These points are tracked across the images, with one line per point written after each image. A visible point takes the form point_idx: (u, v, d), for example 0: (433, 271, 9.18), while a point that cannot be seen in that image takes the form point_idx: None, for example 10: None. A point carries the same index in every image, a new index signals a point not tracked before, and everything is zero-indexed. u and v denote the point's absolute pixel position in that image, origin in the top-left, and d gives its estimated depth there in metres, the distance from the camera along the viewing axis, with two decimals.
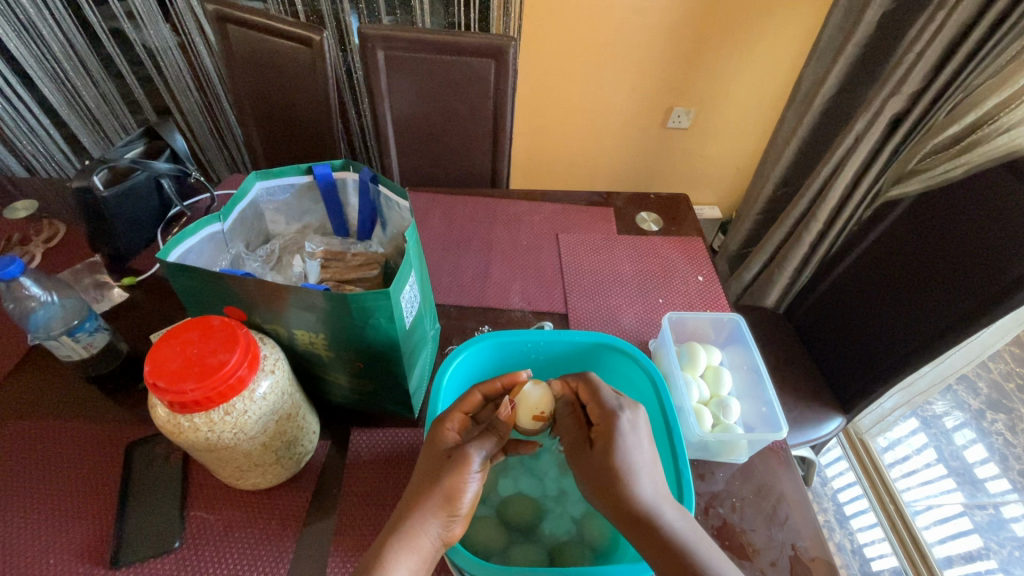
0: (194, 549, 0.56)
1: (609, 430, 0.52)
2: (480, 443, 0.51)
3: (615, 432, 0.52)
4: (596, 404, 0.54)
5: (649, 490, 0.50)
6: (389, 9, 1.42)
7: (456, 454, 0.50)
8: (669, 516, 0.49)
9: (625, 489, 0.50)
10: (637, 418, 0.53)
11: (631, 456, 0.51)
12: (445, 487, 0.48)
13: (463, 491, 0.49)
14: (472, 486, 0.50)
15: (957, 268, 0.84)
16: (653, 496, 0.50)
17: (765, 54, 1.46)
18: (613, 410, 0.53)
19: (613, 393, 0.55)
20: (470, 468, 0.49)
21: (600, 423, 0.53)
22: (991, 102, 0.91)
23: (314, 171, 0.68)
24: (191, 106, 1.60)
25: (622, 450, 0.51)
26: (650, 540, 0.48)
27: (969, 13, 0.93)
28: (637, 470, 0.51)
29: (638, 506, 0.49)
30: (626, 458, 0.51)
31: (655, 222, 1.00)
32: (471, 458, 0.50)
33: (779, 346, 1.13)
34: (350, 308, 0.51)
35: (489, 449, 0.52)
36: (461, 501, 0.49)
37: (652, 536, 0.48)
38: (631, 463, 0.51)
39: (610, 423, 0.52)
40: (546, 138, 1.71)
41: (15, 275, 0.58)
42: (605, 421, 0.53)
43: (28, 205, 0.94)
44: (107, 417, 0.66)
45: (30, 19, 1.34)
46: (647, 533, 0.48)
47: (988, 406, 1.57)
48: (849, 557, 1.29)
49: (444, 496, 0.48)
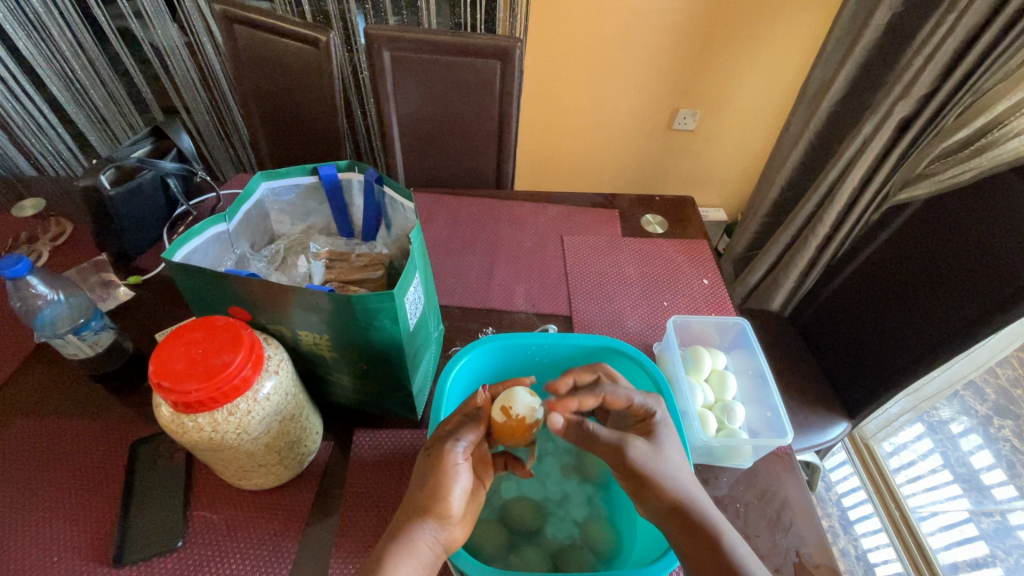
0: (196, 548, 0.56)
1: (652, 426, 0.53)
2: (462, 433, 0.51)
3: (657, 426, 0.53)
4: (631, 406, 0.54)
5: (691, 483, 0.51)
6: (395, 10, 1.42)
7: (436, 453, 0.50)
8: (710, 509, 0.50)
9: (673, 483, 0.50)
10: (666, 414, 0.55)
11: (673, 451, 0.52)
12: (430, 480, 0.48)
13: (448, 488, 0.48)
14: (457, 484, 0.49)
15: (965, 273, 0.83)
16: (695, 487, 0.51)
17: (771, 56, 1.46)
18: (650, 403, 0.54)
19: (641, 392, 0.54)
20: (448, 459, 0.49)
21: (639, 423, 0.54)
22: (1002, 106, 0.90)
23: (319, 172, 0.68)
24: (198, 105, 1.61)
25: (668, 445, 0.52)
26: (696, 531, 0.49)
27: (980, 15, 0.92)
28: (680, 464, 0.52)
29: (687, 499, 0.50)
30: (671, 453, 0.52)
31: (660, 224, 0.99)
32: (449, 447, 0.49)
33: (784, 351, 1.13)
34: (354, 309, 0.51)
35: (471, 439, 0.51)
36: (444, 497, 0.48)
37: (698, 528, 0.49)
38: (675, 457, 0.52)
39: (653, 420, 0.53)
40: (551, 140, 1.70)
41: (21, 274, 0.58)
42: (645, 418, 0.54)
43: (36, 203, 0.94)
44: (110, 416, 0.66)
45: (39, 18, 1.35)
46: (691, 523, 0.49)
47: (995, 412, 1.56)
48: (854, 563, 1.28)
49: (429, 498, 0.48)
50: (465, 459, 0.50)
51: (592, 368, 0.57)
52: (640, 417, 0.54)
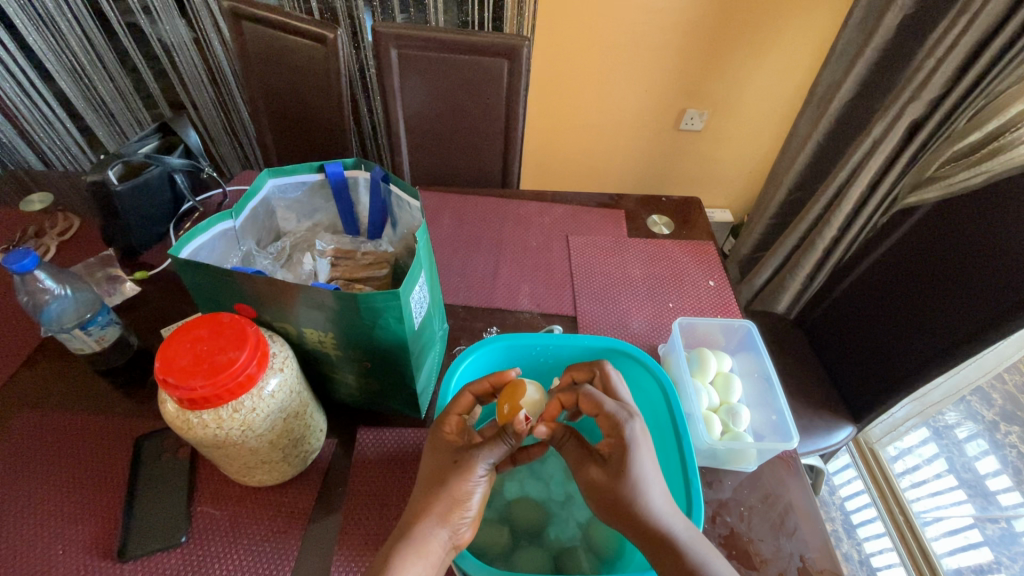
0: (201, 544, 0.56)
1: (621, 447, 0.50)
2: (490, 451, 0.50)
3: (626, 450, 0.50)
4: (601, 416, 0.52)
5: (659, 501, 0.49)
6: (403, 8, 1.42)
7: (463, 462, 0.49)
8: (676, 527, 0.49)
9: (636, 505, 0.49)
10: (643, 432, 0.51)
11: (641, 469, 0.49)
12: (451, 491, 0.48)
13: (470, 495, 0.49)
14: (477, 489, 0.50)
15: (976, 280, 0.82)
16: (663, 507, 0.49)
17: (781, 55, 1.44)
18: (622, 421, 0.51)
19: (613, 403, 0.52)
20: (475, 473, 0.49)
21: (609, 440, 0.52)
22: (1014, 110, 0.88)
23: (325, 169, 0.68)
24: (205, 101, 1.61)
25: (636, 468, 0.49)
26: (661, 553, 0.48)
27: (992, 19, 0.91)
28: (647, 483, 0.49)
29: (648, 521, 0.48)
30: (636, 473, 0.49)
31: (666, 225, 0.99)
32: (477, 464, 0.49)
33: (790, 354, 1.12)
34: (359, 308, 0.51)
35: (501, 454, 0.51)
36: (468, 505, 0.49)
37: (662, 549, 0.48)
38: (641, 478, 0.49)
39: (620, 441, 0.50)
40: (557, 138, 1.70)
41: (29, 268, 0.59)
42: (613, 438, 0.51)
43: (44, 198, 0.95)
44: (117, 411, 0.66)
45: (49, 14, 1.36)
46: (656, 544, 0.48)
47: (1002, 417, 1.53)
48: (857, 567, 1.29)
49: (450, 500, 0.48)
50: (487, 472, 0.50)
51: (575, 389, 0.56)
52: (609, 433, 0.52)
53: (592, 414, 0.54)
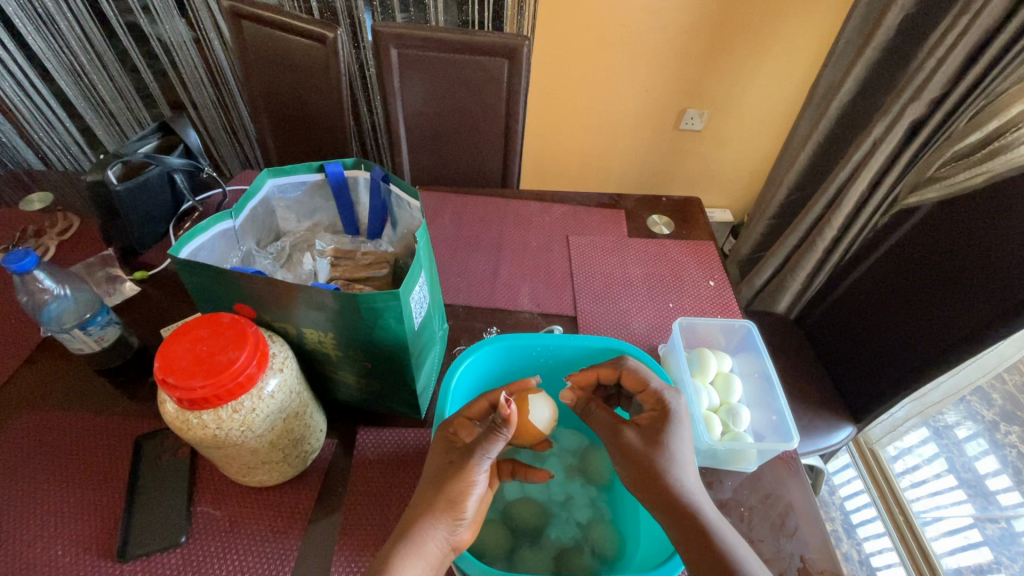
0: (201, 544, 0.56)
1: (663, 418, 0.53)
2: (488, 446, 0.49)
3: (668, 420, 0.53)
4: (647, 392, 0.55)
5: (690, 479, 0.51)
6: (403, 7, 1.42)
7: (460, 462, 0.49)
8: (705, 508, 0.49)
9: (669, 477, 0.50)
10: (685, 411, 0.54)
11: (677, 444, 0.52)
12: (449, 492, 0.48)
13: (467, 495, 0.48)
14: (477, 486, 0.49)
15: (976, 280, 0.82)
16: (693, 487, 0.50)
17: (781, 54, 1.44)
18: (667, 396, 0.54)
19: (660, 380, 0.56)
20: (475, 474, 0.49)
21: (651, 412, 0.54)
22: (1015, 110, 0.88)
23: (325, 169, 0.68)
24: (205, 101, 1.61)
25: (675, 439, 0.52)
26: (687, 530, 0.48)
27: (993, 19, 0.91)
28: (682, 459, 0.51)
29: (681, 494, 0.49)
30: (673, 447, 0.51)
31: (666, 225, 0.99)
32: (476, 463, 0.49)
33: (790, 354, 1.12)
34: (360, 308, 0.51)
35: (498, 448, 0.49)
36: (465, 506, 0.48)
37: (691, 526, 0.48)
38: (676, 451, 0.51)
39: (664, 411, 0.53)
40: (557, 138, 1.70)
41: (29, 268, 0.58)
42: (657, 410, 0.54)
43: (44, 198, 0.95)
44: (116, 411, 0.66)
45: (49, 13, 1.36)
46: (686, 523, 0.48)
47: (1002, 417, 1.53)
48: (857, 567, 1.29)
49: (448, 499, 0.48)
50: (487, 470, 0.50)
51: (617, 363, 0.58)
52: (652, 407, 0.54)
53: (637, 390, 0.57)
